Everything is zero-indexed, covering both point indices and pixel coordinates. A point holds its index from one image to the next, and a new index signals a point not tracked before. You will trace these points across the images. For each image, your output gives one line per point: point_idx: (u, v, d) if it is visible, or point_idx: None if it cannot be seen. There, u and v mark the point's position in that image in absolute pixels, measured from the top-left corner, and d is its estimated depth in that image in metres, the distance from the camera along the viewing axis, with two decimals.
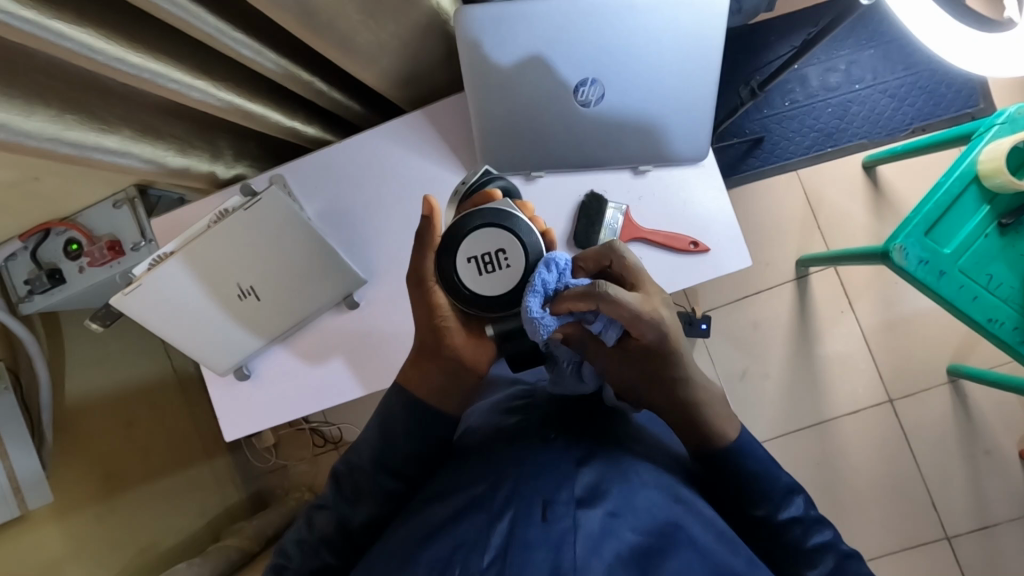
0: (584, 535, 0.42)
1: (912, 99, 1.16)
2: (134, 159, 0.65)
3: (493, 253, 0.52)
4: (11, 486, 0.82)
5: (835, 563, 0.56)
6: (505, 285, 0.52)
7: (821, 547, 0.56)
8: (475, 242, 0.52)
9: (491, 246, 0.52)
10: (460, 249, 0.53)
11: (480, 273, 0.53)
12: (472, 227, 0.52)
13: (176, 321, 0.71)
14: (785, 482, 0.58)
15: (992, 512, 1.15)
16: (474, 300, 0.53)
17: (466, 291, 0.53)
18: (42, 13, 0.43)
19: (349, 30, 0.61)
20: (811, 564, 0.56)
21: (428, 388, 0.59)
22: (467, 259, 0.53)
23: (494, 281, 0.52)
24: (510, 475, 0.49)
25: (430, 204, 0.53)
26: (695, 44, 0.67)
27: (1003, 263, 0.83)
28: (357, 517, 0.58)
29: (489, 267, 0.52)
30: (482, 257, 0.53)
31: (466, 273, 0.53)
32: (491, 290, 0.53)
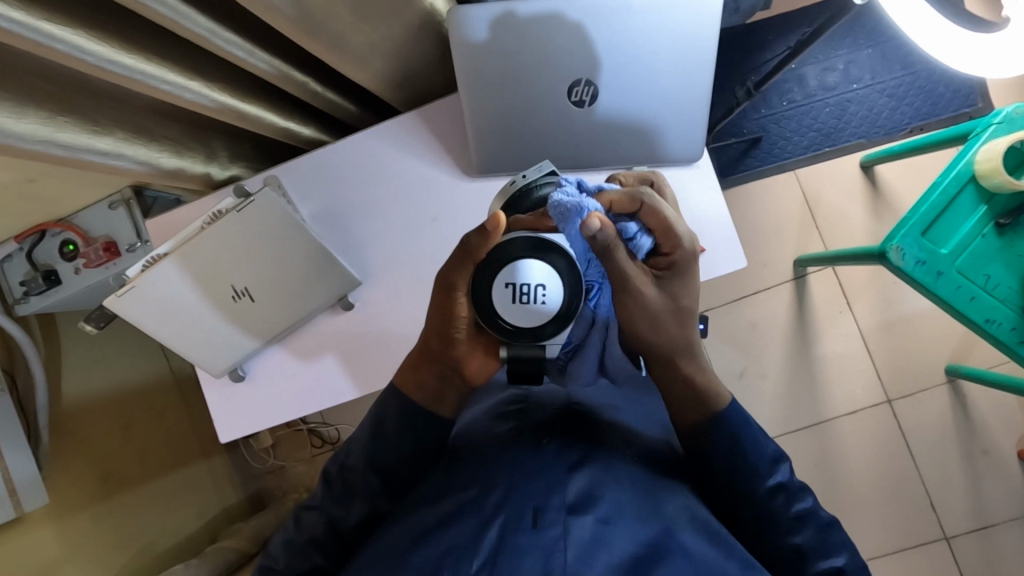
0: (575, 543, 0.43)
1: (911, 98, 1.16)
2: (128, 160, 0.65)
3: (534, 286, 0.50)
4: (8, 488, 0.81)
5: (816, 532, 0.56)
6: (534, 321, 0.50)
7: (803, 514, 0.56)
8: (517, 270, 0.50)
9: (533, 279, 0.50)
10: (499, 274, 0.50)
11: (512, 301, 0.50)
12: (519, 255, 0.50)
13: (170, 322, 0.71)
14: (772, 451, 0.57)
15: (991, 512, 1.15)
16: (498, 326, 0.51)
17: (494, 317, 0.51)
18: (32, 14, 0.43)
19: (341, 30, 0.61)
20: (792, 532, 0.55)
21: (424, 391, 0.58)
22: (504, 284, 0.50)
23: (525, 314, 0.50)
24: (501, 479, 0.49)
25: (496, 221, 0.49)
26: (690, 44, 0.67)
27: (1001, 263, 0.82)
28: (350, 518, 0.58)
29: (524, 298, 0.50)
30: (519, 286, 0.50)
31: (501, 298, 0.50)
32: (521, 321, 0.50)
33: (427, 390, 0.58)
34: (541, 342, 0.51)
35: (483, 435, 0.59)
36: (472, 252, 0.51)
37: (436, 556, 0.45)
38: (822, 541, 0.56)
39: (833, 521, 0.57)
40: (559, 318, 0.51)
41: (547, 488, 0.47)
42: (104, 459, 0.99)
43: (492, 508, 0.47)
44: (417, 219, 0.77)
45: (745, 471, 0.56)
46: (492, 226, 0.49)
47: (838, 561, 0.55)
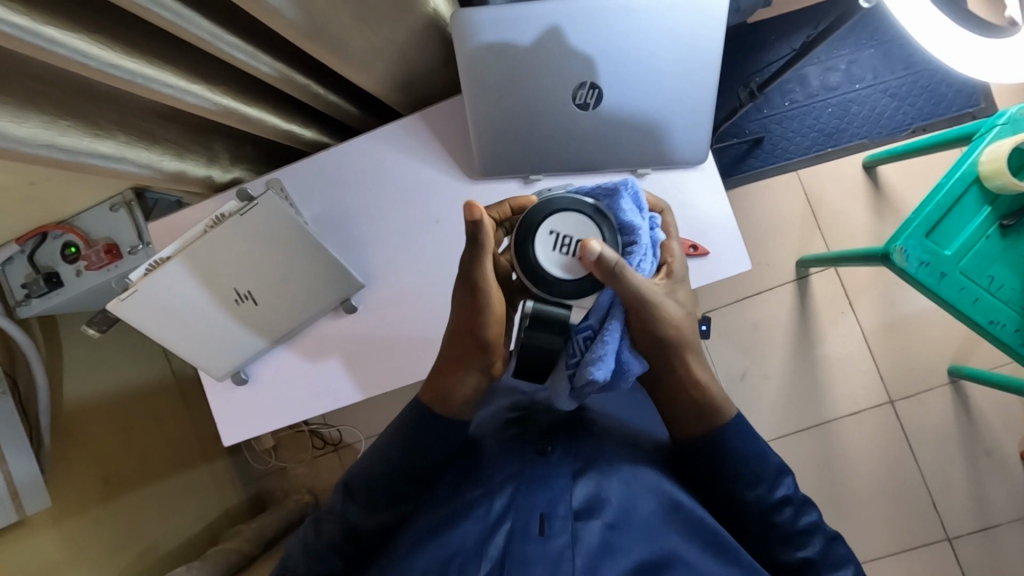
0: (583, 550, 0.44)
1: (913, 99, 1.15)
2: (130, 164, 0.65)
3: (576, 240, 0.48)
4: (10, 491, 0.81)
5: (823, 543, 0.56)
6: (567, 274, 0.48)
7: (811, 527, 0.56)
8: (568, 221, 0.49)
9: (578, 233, 0.49)
10: (547, 219, 0.49)
11: (553, 249, 0.48)
12: (565, 204, 0.49)
13: (172, 326, 0.71)
14: (776, 462, 0.57)
15: (993, 513, 1.15)
16: (531, 270, 0.48)
17: (528, 261, 0.48)
18: (33, 19, 0.43)
19: (343, 34, 0.60)
20: (800, 545, 0.55)
21: (456, 401, 0.56)
22: (549, 230, 0.49)
23: (561, 264, 0.48)
24: (505, 482, 0.49)
25: (477, 211, 0.46)
26: (694, 46, 0.67)
27: (1004, 265, 0.82)
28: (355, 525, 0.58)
29: (563, 249, 0.48)
30: (563, 238, 0.49)
31: (541, 242, 0.48)
32: (553, 269, 0.48)
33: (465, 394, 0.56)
34: (566, 302, 0.49)
35: (486, 443, 0.59)
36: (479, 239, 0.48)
37: (441, 562, 0.45)
38: (827, 554, 0.56)
39: (835, 536, 0.57)
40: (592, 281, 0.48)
41: (552, 496, 0.47)
42: (106, 462, 0.99)
43: (497, 513, 0.47)
44: (420, 221, 0.77)
45: (749, 475, 0.55)
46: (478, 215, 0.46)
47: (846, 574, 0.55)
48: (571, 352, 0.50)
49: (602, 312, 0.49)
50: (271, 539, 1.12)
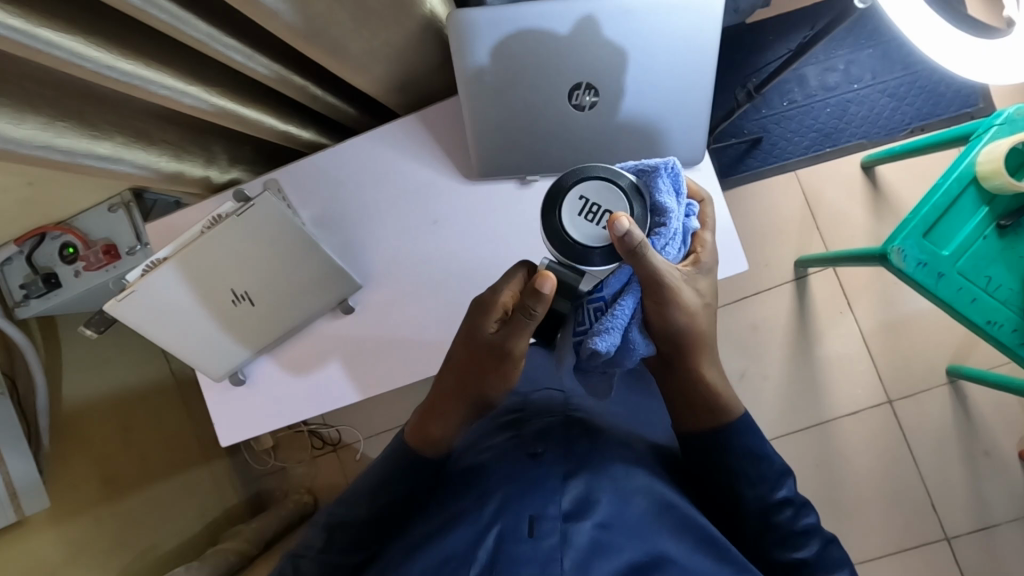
0: (573, 550, 0.43)
1: (912, 98, 1.15)
2: (127, 165, 0.65)
3: (605, 211, 0.47)
4: (8, 491, 0.81)
5: (820, 546, 0.56)
6: (589, 241, 0.47)
7: (809, 529, 0.56)
8: (603, 191, 0.48)
9: (609, 204, 0.47)
10: (579, 184, 0.48)
11: (579, 215, 0.47)
12: (602, 174, 0.48)
13: (170, 327, 0.71)
14: (780, 464, 0.57)
15: (992, 513, 1.15)
16: (552, 230, 0.47)
17: (552, 220, 0.47)
18: (30, 21, 0.43)
19: (340, 36, 0.61)
20: (796, 546, 0.55)
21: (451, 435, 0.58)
22: (579, 195, 0.48)
23: (585, 230, 0.47)
24: (500, 487, 0.49)
25: (551, 286, 0.46)
26: (691, 47, 0.67)
27: (1002, 265, 0.82)
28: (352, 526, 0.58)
29: (589, 216, 0.47)
30: (592, 206, 0.47)
31: (569, 204, 0.47)
32: (575, 233, 0.47)
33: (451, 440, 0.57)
34: (580, 267, 0.48)
35: (482, 445, 0.59)
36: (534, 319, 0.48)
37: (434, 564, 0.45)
38: (824, 556, 0.56)
39: (832, 538, 0.57)
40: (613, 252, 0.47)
41: (543, 498, 0.47)
42: (105, 463, 0.99)
43: (488, 516, 0.47)
44: (418, 222, 0.77)
45: (745, 474, 0.56)
46: (549, 293, 0.46)
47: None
48: (581, 321, 0.50)
49: (619, 285, 0.50)
50: (271, 539, 1.12)
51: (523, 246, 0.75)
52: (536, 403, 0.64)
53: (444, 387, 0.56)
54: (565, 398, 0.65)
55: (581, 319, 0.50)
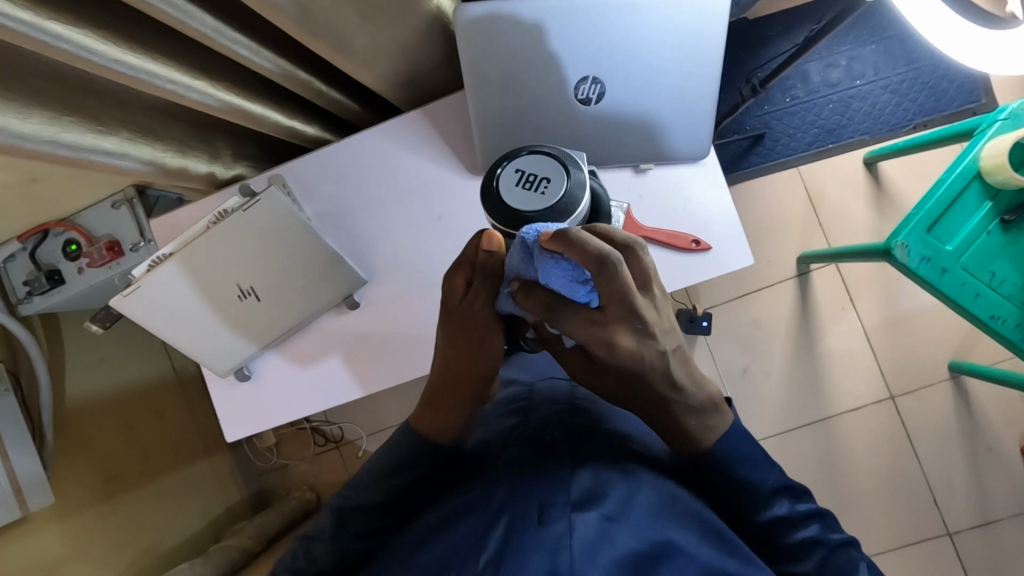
0: (580, 538, 0.43)
1: (913, 94, 1.15)
2: (132, 160, 0.65)
3: (540, 177, 0.47)
4: (12, 487, 0.81)
5: (823, 557, 0.55)
6: (525, 205, 0.46)
7: (808, 541, 0.55)
8: (534, 160, 0.48)
9: (542, 170, 0.47)
10: (516, 158, 0.48)
11: (516, 184, 0.47)
12: (538, 148, 0.48)
13: (175, 322, 0.71)
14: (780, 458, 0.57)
15: (994, 508, 1.15)
16: (489, 196, 0.48)
17: (490, 193, 0.48)
18: (38, 14, 0.43)
19: (346, 31, 0.60)
20: (797, 560, 0.56)
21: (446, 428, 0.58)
22: (514, 168, 0.48)
23: (522, 197, 0.46)
24: (506, 479, 0.49)
25: (497, 241, 0.48)
26: (696, 43, 0.67)
27: (1005, 260, 0.82)
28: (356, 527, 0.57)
29: (526, 186, 0.47)
30: (529, 175, 0.47)
31: (505, 177, 0.48)
32: (514, 201, 0.46)
33: (464, 426, 0.59)
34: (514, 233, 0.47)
35: (487, 438, 0.59)
36: (504, 275, 0.52)
37: (443, 557, 0.45)
38: (831, 566, 0.55)
39: (842, 544, 0.56)
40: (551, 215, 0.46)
41: (551, 487, 0.47)
42: (109, 460, 0.99)
43: (496, 507, 0.47)
44: (421, 219, 0.77)
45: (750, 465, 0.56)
46: (500, 247, 0.49)
47: None
48: None
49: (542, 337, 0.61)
50: (273, 537, 1.11)
51: None
52: (542, 392, 0.64)
53: (438, 387, 0.58)
54: (569, 387, 0.65)
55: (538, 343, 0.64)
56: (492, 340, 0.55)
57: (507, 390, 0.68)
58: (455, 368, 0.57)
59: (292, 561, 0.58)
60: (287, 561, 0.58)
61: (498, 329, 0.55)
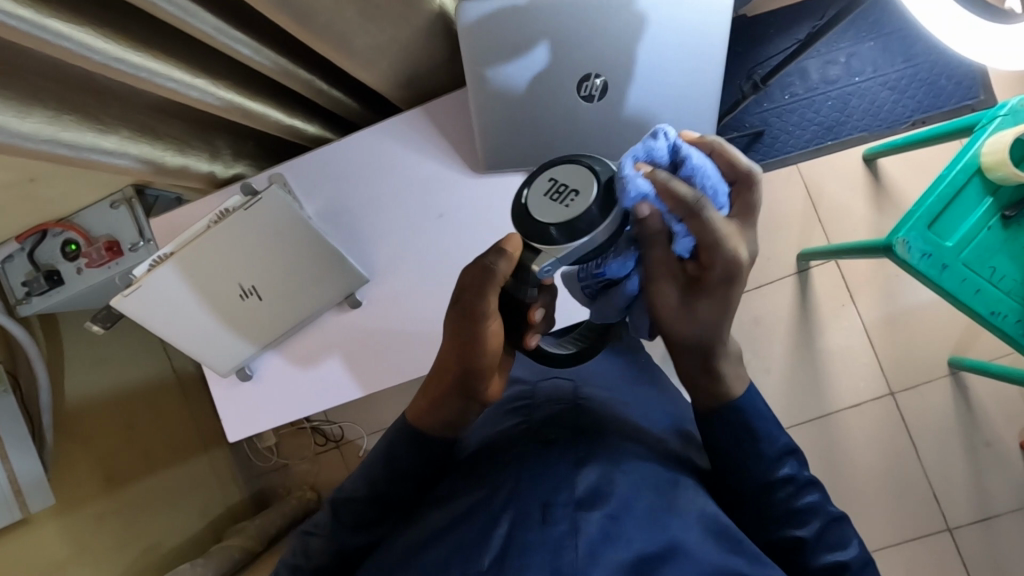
0: (583, 537, 0.43)
1: (913, 91, 1.15)
2: (132, 159, 0.64)
3: (570, 187, 0.47)
4: (12, 489, 0.81)
5: (821, 526, 0.55)
6: (554, 219, 0.46)
7: (809, 508, 0.55)
8: (567, 170, 0.48)
9: (574, 179, 0.47)
10: (549, 169, 0.48)
11: (546, 195, 0.47)
12: (573, 158, 0.48)
13: (175, 323, 0.70)
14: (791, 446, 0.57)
15: (993, 503, 1.15)
16: (518, 208, 0.48)
17: (520, 200, 0.48)
18: (38, 12, 0.43)
19: (347, 30, 0.60)
20: (797, 524, 0.55)
21: (438, 423, 0.56)
22: (547, 177, 0.48)
23: (551, 211, 0.46)
24: (509, 477, 0.49)
25: (513, 243, 0.48)
26: (698, 40, 0.67)
27: (1006, 255, 0.83)
28: (354, 536, 0.56)
29: (555, 196, 0.47)
30: (561, 184, 0.47)
31: (538, 185, 0.48)
32: (540, 214, 0.46)
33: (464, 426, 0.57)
34: (533, 244, 0.47)
35: (491, 436, 0.59)
36: (499, 276, 0.49)
37: (447, 557, 0.45)
38: (827, 534, 0.55)
39: (838, 517, 0.56)
40: (575, 232, 0.46)
41: (554, 487, 0.47)
42: (109, 461, 0.99)
43: (499, 507, 0.46)
44: (422, 217, 0.77)
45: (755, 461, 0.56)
46: (512, 250, 0.48)
47: (844, 557, 0.54)
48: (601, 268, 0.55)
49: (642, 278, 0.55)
50: (274, 536, 1.11)
51: None
52: (545, 392, 0.64)
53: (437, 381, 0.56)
54: (573, 387, 0.65)
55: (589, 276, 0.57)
56: (491, 341, 0.52)
57: (514, 389, 0.68)
58: (446, 367, 0.55)
59: (291, 559, 0.58)
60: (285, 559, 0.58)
61: (488, 331, 0.51)
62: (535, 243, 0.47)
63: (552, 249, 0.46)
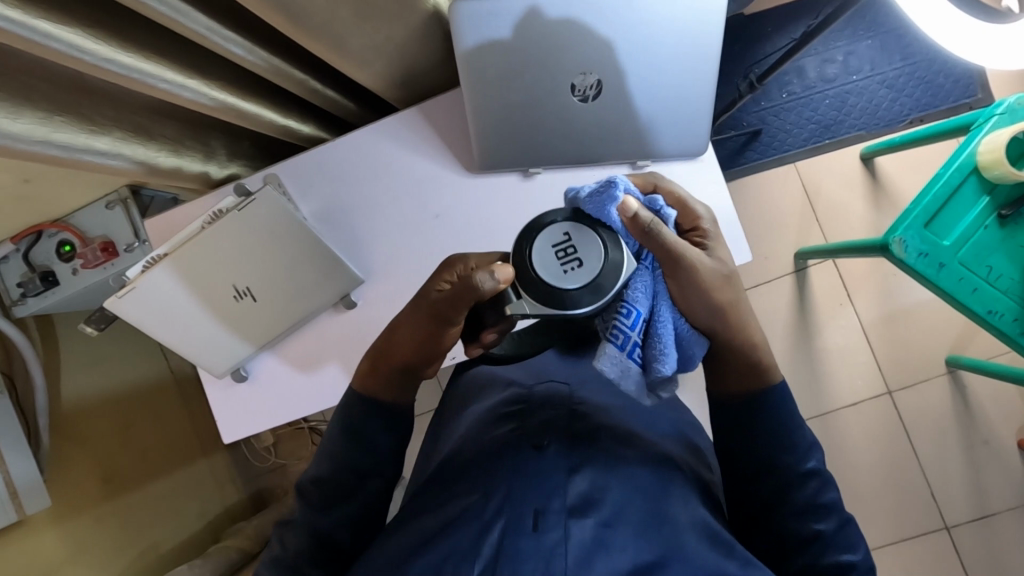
0: (574, 545, 0.43)
1: (910, 90, 1.15)
2: (126, 160, 0.64)
3: (576, 253, 0.47)
4: (9, 491, 0.80)
5: (838, 524, 0.55)
6: (546, 277, 0.47)
7: (831, 504, 0.55)
8: (585, 237, 0.47)
9: (584, 248, 0.47)
10: (570, 224, 0.48)
11: (552, 249, 0.47)
12: (595, 224, 0.48)
13: (169, 324, 0.70)
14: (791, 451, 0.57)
15: (992, 502, 1.15)
16: (523, 244, 0.48)
17: (530, 234, 0.48)
18: (27, 13, 0.42)
19: (341, 30, 0.60)
20: (818, 517, 0.54)
21: (380, 390, 0.59)
22: (563, 231, 0.48)
23: (550, 269, 0.47)
24: (502, 483, 0.49)
25: (506, 279, 0.47)
26: (694, 39, 0.66)
27: (1003, 254, 0.82)
28: (343, 533, 0.57)
29: (559, 254, 0.47)
30: (569, 246, 0.47)
31: (550, 233, 0.48)
32: (539, 266, 0.47)
33: (402, 403, 0.60)
34: (519, 289, 0.47)
35: (484, 437, 0.58)
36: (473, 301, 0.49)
37: (438, 561, 0.44)
38: (843, 532, 0.54)
39: (850, 519, 0.56)
40: (561, 303, 0.47)
41: (547, 493, 0.47)
42: (106, 462, 0.99)
43: (491, 512, 0.46)
44: (417, 217, 0.76)
45: (764, 457, 0.55)
46: (501, 284, 0.47)
47: (853, 557, 0.54)
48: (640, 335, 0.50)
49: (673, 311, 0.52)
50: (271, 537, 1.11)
51: None
52: (540, 394, 0.63)
53: (388, 347, 0.58)
54: (569, 391, 0.64)
55: (618, 338, 0.49)
56: (450, 334, 0.54)
57: (508, 391, 0.67)
58: (400, 343, 0.57)
59: (269, 554, 0.58)
60: (268, 555, 0.58)
61: (448, 331, 0.54)
62: (521, 286, 0.47)
63: (535, 308, 0.47)
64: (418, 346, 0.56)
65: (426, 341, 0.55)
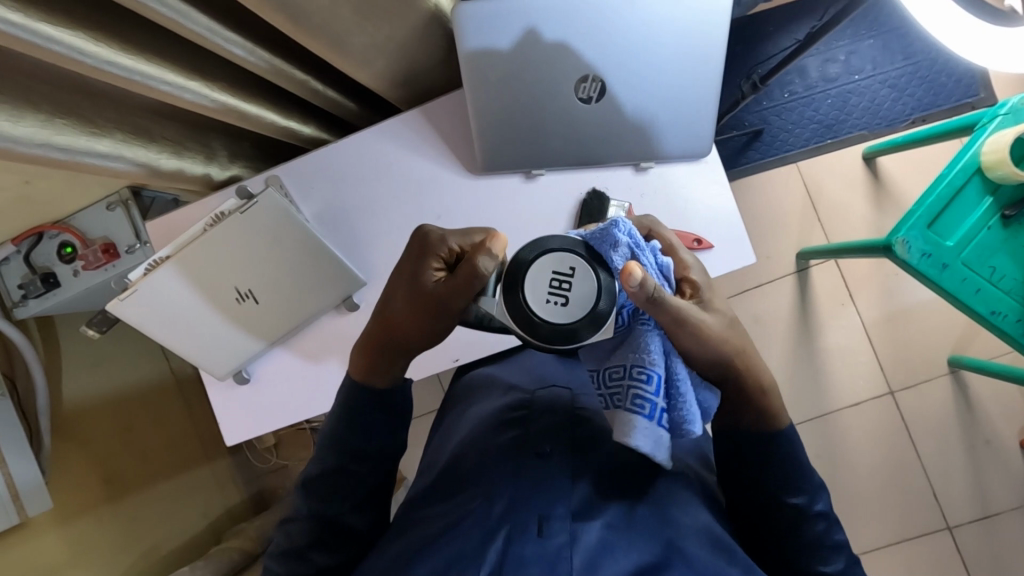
0: (581, 549, 0.44)
1: (912, 89, 1.15)
2: (127, 162, 0.64)
3: (568, 290, 0.46)
4: (10, 494, 0.80)
5: (846, 565, 0.55)
6: (529, 295, 0.46)
7: (839, 544, 0.56)
8: (587, 285, 0.47)
9: (579, 290, 0.46)
10: (582, 266, 0.47)
11: (551, 276, 0.47)
12: (603, 278, 0.47)
13: (172, 326, 0.70)
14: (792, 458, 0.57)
15: (993, 502, 1.15)
16: (531, 251, 0.47)
17: (543, 247, 0.47)
18: (29, 15, 0.42)
19: (342, 30, 0.60)
20: (825, 560, 0.55)
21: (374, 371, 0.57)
22: (569, 266, 0.47)
23: (536, 290, 0.46)
24: (506, 488, 0.49)
25: (501, 245, 0.49)
26: (697, 41, 0.66)
27: (1005, 254, 0.82)
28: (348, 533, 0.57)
29: (552, 284, 0.46)
30: (567, 282, 0.47)
31: (557, 260, 0.47)
32: (529, 284, 0.46)
33: (396, 399, 0.59)
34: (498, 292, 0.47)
35: (486, 440, 0.58)
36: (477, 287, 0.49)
37: (442, 566, 0.44)
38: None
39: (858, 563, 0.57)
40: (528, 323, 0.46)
41: (552, 499, 0.47)
42: (106, 464, 0.99)
43: (496, 517, 0.46)
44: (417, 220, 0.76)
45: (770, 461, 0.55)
46: (498, 251, 0.49)
47: None
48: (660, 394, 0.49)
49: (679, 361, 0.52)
50: None
51: (522, 241, 0.75)
52: (542, 398, 0.63)
53: (383, 330, 0.55)
54: (570, 396, 0.64)
55: (645, 409, 0.47)
56: (450, 320, 0.53)
57: (510, 396, 0.66)
58: (399, 327, 0.54)
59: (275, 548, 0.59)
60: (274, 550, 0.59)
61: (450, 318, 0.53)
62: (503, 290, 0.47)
63: (503, 316, 0.47)
64: (415, 330, 0.54)
65: (424, 326, 0.53)
